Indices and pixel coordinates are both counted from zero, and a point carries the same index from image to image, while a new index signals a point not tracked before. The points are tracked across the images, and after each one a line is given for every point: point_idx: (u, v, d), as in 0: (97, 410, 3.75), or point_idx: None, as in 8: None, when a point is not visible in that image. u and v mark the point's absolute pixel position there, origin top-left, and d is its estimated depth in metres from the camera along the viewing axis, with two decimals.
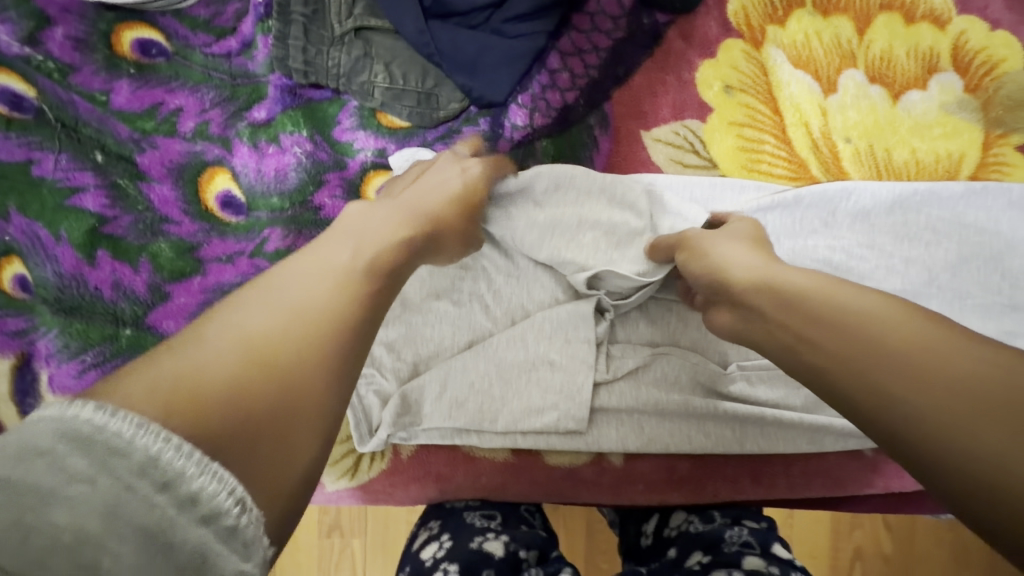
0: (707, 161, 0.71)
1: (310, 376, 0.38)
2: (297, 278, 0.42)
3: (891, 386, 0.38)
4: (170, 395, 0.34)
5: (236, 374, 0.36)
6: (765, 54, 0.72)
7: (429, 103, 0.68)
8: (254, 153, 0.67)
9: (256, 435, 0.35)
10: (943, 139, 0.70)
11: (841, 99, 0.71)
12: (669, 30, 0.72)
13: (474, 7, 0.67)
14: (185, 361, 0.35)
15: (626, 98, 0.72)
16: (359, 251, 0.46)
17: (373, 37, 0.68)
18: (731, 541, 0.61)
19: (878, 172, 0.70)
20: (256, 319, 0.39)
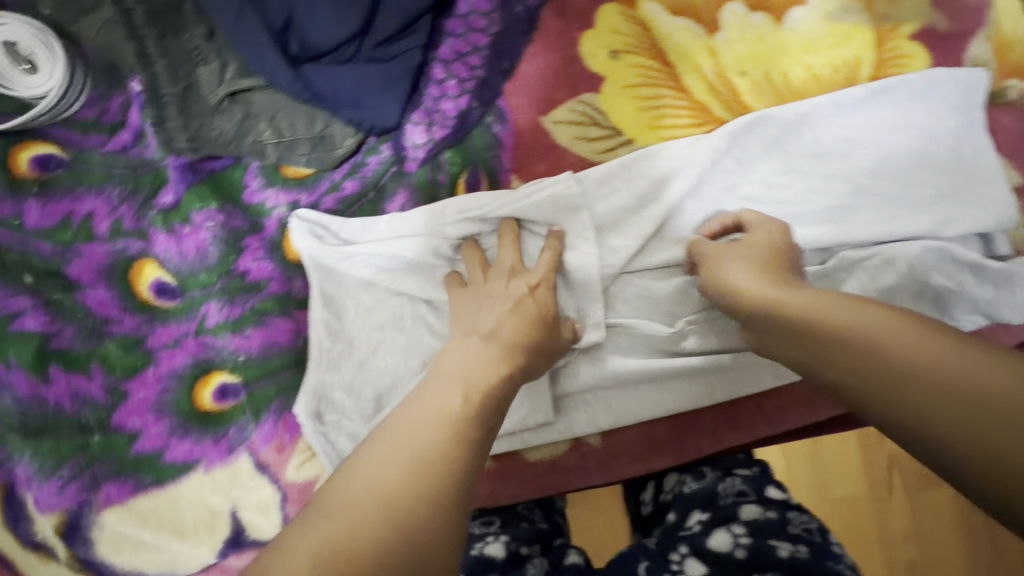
0: (610, 131, 0.71)
1: (434, 527, 0.39)
2: (404, 422, 0.45)
3: (880, 371, 0.40)
4: (319, 547, 0.36)
5: (372, 536, 0.37)
6: (642, 10, 0.72)
7: (324, 144, 0.69)
8: (171, 237, 0.68)
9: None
10: (836, 49, 0.69)
11: (727, 35, 0.71)
12: (543, 11, 0.72)
13: (341, 41, 0.66)
14: (323, 527, 0.37)
15: (518, 88, 0.71)
16: (456, 396, 0.48)
17: (251, 97, 0.68)
18: (726, 493, 0.63)
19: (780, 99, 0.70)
20: (382, 467, 0.41)
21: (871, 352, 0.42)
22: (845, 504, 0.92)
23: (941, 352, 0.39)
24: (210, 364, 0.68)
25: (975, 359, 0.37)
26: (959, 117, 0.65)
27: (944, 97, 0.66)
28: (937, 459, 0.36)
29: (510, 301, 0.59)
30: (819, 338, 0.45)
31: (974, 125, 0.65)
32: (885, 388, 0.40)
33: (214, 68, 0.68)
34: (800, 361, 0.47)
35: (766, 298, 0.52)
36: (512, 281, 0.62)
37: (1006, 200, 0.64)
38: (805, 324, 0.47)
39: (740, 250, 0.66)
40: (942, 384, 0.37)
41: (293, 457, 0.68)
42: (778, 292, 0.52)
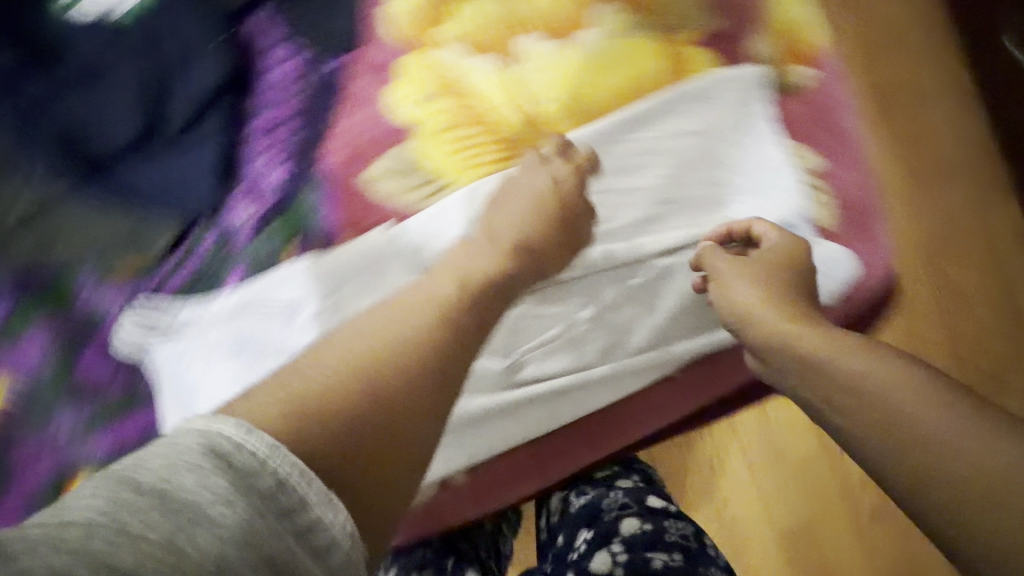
0: (429, 175, 0.73)
1: (411, 397, 0.47)
2: (389, 321, 0.52)
3: (900, 436, 0.47)
4: (289, 396, 0.44)
5: (360, 411, 0.45)
6: (436, 57, 0.75)
7: (140, 237, 0.68)
8: (12, 351, 0.70)
9: (366, 460, 0.44)
10: (621, 65, 0.71)
11: (525, 65, 0.73)
12: (343, 74, 0.75)
13: (126, 141, 0.74)
14: (292, 397, 0.44)
15: (331, 150, 0.73)
16: (451, 282, 0.58)
17: (60, 210, 0.73)
18: (609, 508, 0.78)
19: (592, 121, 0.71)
20: (325, 364, 0.48)
21: (897, 403, 0.48)
22: (802, 467, 1.04)
23: (936, 413, 0.47)
24: (66, 471, 0.68)
25: (960, 430, 0.45)
26: (738, 117, 0.69)
27: (722, 100, 0.69)
28: (910, 487, 0.45)
29: (533, 192, 0.67)
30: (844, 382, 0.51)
31: (758, 120, 0.69)
32: (908, 451, 0.46)
33: (18, 191, 0.73)
34: (831, 395, 0.52)
35: (766, 328, 0.59)
36: (495, 216, 0.67)
37: (791, 184, 0.69)
38: (849, 376, 0.51)
39: (562, 273, 0.68)
40: (977, 468, 0.43)
41: None
42: (802, 330, 0.57)
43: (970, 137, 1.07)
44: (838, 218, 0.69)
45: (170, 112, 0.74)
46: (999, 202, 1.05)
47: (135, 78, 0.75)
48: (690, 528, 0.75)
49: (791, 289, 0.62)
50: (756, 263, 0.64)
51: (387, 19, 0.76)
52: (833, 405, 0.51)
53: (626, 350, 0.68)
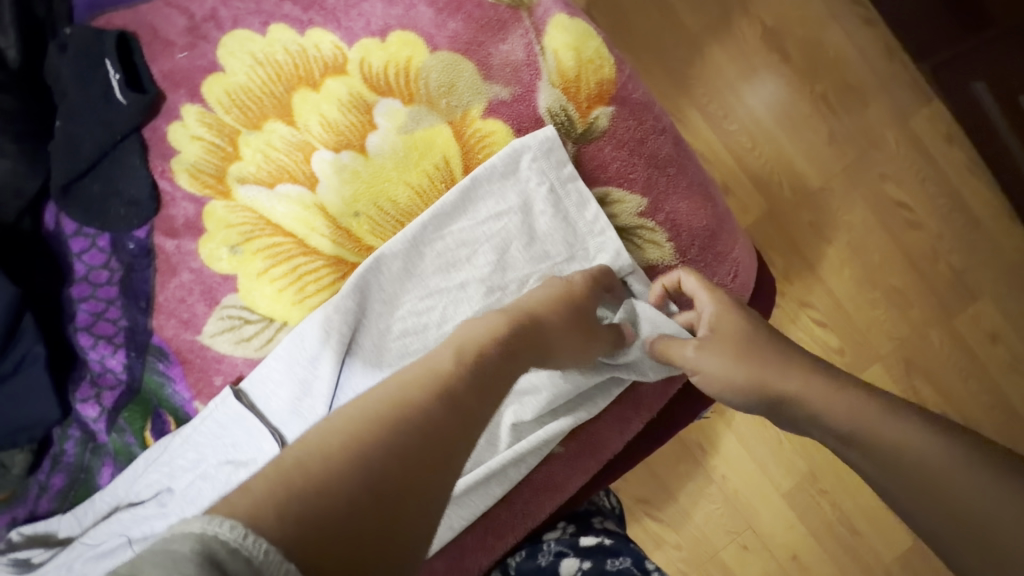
0: (264, 320, 0.71)
1: (416, 480, 0.40)
2: (410, 377, 0.46)
3: (941, 485, 0.49)
4: (273, 498, 0.35)
5: (354, 488, 0.37)
6: (240, 197, 0.71)
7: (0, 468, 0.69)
8: None
9: (374, 543, 0.36)
10: (424, 157, 0.68)
11: (327, 184, 0.70)
12: (154, 237, 0.72)
13: None
14: (282, 467, 0.37)
15: (166, 318, 0.71)
16: (459, 351, 0.49)
17: None
18: (547, 553, 0.68)
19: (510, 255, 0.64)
20: (363, 409, 0.42)
21: (909, 453, 0.51)
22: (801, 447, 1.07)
23: (946, 463, 0.49)
24: None
25: (958, 465, 0.49)
26: (546, 181, 0.66)
27: (527, 169, 0.66)
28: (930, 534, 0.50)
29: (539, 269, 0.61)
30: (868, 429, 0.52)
31: (573, 182, 0.66)
32: (932, 493, 0.49)
33: None
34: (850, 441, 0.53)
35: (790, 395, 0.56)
36: None
37: (618, 243, 0.66)
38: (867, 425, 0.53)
39: None
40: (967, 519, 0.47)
41: None
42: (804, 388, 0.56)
43: (814, 95, 1.13)
44: (674, 251, 0.68)
45: None
46: (884, 130, 1.12)
47: None
48: (631, 561, 0.65)
49: (765, 350, 0.59)
50: (734, 333, 0.60)
51: (177, 170, 0.71)
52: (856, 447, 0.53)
53: (502, 440, 0.68)
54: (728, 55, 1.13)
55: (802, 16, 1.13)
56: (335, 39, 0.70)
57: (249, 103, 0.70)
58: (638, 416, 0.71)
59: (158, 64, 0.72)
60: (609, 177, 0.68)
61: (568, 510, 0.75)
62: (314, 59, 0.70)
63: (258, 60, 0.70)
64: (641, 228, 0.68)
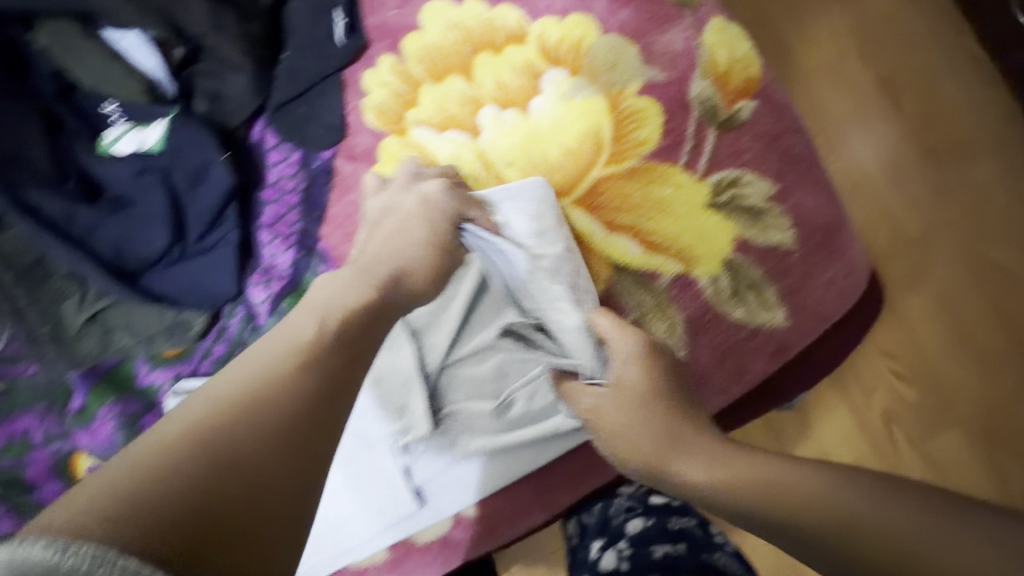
0: None
1: (254, 455, 0.45)
2: (229, 379, 0.50)
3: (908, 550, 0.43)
4: (106, 491, 0.41)
5: (193, 471, 0.43)
6: (414, 135, 0.83)
7: (181, 327, 0.80)
8: (88, 432, 0.82)
9: (234, 531, 0.43)
10: (578, 122, 0.78)
11: (488, 134, 0.81)
12: (336, 159, 0.85)
13: (162, 249, 0.76)
14: (123, 478, 0.42)
15: (333, 228, 0.84)
16: (323, 319, 0.56)
17: (110, 313, 0.76)
18: (619, 511, 0.87)
19: (637, 207, 0.75)
20: (220, 391, 0.49)
21: (872, 527, 0.45)
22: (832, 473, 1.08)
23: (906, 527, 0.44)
24: None
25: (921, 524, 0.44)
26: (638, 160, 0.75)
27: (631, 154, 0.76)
28: None
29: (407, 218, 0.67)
30: (824, 499, 0.48)
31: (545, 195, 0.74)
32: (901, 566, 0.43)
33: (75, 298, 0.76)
34: (801, 521, 0.47)
35: (666, 475, 0.55)
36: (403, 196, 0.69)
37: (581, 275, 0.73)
38: (801, 502, 0.48)
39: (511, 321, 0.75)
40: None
41: None
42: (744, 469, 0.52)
43: (928, 140, 1.16)
44: (794, 239, 0.73)
45: (200, 215, 0.77)
46: (996, 185, 1.14)
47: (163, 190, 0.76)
48: (692, 521, 0.83)
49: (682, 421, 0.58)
50: (640, 387, 0.60)
51: (366, 107, 0.84)
52: (829, 528, 0.46)
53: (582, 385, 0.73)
54: (846, 90, 1.19)
55: (925, 66, 1.19)
56: (520, 14, 0.81)
57: (438, 58, 0.82)
58: (738, 385, 0.73)
59: (368, 18, 0.85)
60: (743, 163, 0.74)
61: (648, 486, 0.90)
62: (499, 29, 0.81)
63: (452, 24, 0.83)
64: (766, 211, 0.74)
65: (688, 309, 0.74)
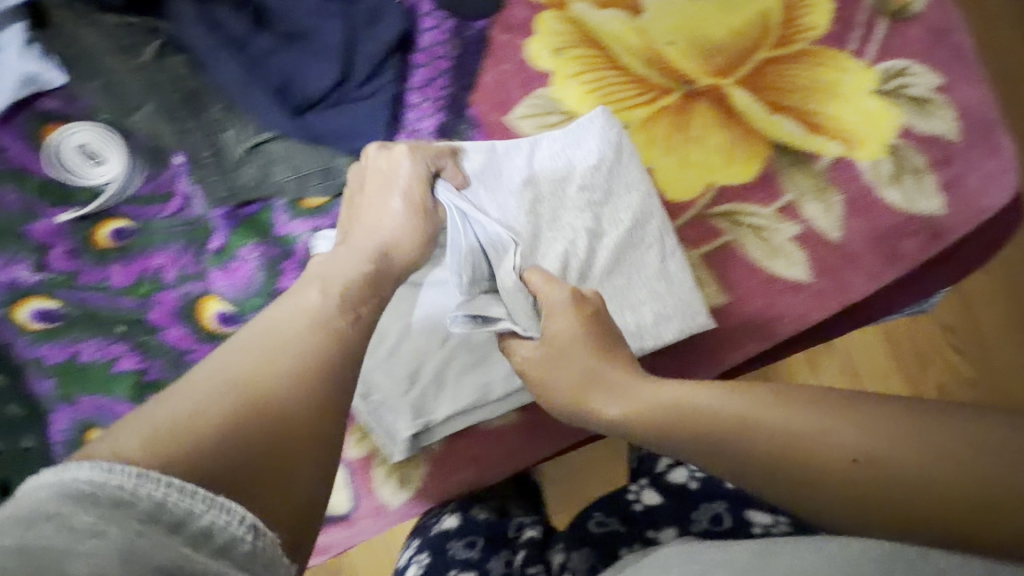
0: (566, 114, 0.82)
1: (291, 407, 0.48)
2: (219, 369, 0.49)
3: (926, 474, 0.45)
4: (151, 435, 0.43)
5: (213, 430, 0.45)
6: (574, 11, 0.83)
7: (331, 174, 0.80)
8: (225, 273, 0.82)
9: (266, 471, 0.45)
10: (747, 6, 0.79)
11: (652, 14, 0.82)
12: (492, 29, 0.85)
13: (326, 89, 0.78)
14: (146, 426, 0.44)
15: (483, 97, 0.84)
16: (326, 291, 0.58)
17: (270, 147, 0.80)
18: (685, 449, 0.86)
19: (803, 90, 0.77)
20: (230, 365, 0.49)
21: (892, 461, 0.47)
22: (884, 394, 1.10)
23: (904, 453, 0.46)
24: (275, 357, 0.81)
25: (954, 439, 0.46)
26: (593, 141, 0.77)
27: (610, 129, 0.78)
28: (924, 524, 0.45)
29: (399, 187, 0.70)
30: (808, 449, 0.49)
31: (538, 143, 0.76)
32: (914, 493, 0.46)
33: (236, 129, 0.80)
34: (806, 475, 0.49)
35: (585, 408, 0.59)
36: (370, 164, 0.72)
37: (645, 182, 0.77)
38: (801, 449, 0.49)
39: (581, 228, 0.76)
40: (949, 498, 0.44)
41: (351, 435, 0.81)
42: (763, 415, 0.51)
43: None
44: (959, 129, 0.76)
45: (365, 61, 0.80)
46: None
47: (339, 34, 0.79)
48: None
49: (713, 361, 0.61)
50: (569, 337, 0.61)
51: None
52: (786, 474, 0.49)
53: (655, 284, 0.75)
54: None
55: None
56: None
57: None
58: (885, 270, 0.75)
59: None
60: (910, 55, 0.76)
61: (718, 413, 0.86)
62: None
63: None
64: (930, 102, 0.76)
65: (847, 190, 0.76)
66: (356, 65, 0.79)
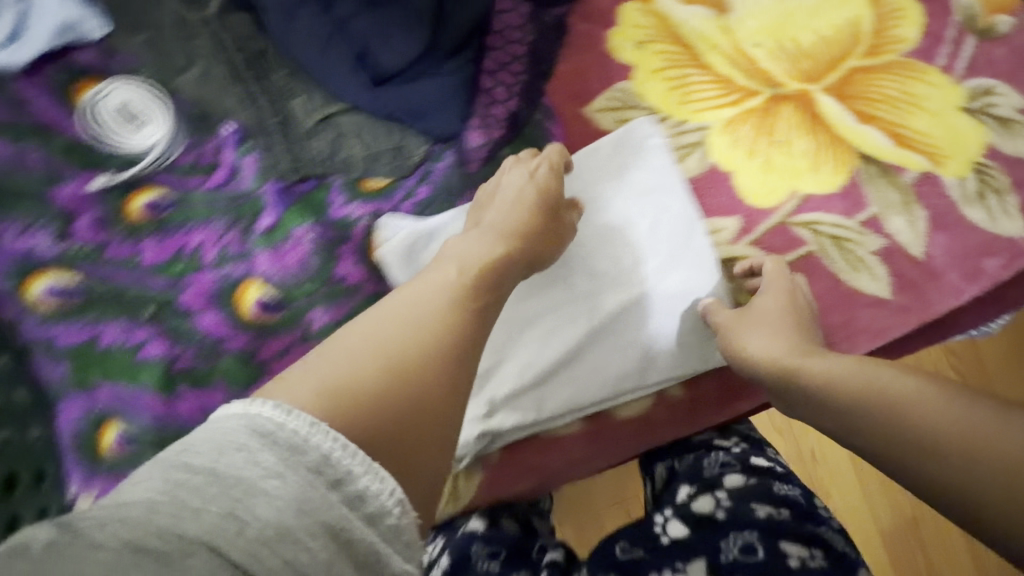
0: (647, 109, 0.79)
1: (435, 368, 0.49)
2: (340, 353, 0.48)
3: (976, 438, 0.48)
4: (322, 386, 0.45)
5: (370, 385, 0.46)
6: (658, 5, 0.81)
7: (402, 153, 0.74)
8: (273, 256, 0.75)
9: (417, 450, 0.46)
10: (839, 12, 0.78)
11: (739, 14, 0.79)
12: (571, 18, 0.82)
13: (405, 64, 0.75)
14: (326, 377, 0.46)
15: (560, 87, 0.80)
16: (463, 272, 0.57)
17: (338, 119, 0.77)
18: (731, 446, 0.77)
19: (891, 101, 0.76)
20: (380, 331, 0.50)
21: (927, 433, 0.50)
22: None
23: (944, 421, 0.50)
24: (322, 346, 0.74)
25: None
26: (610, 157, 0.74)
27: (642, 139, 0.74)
28: (976, 511, 0.46)
29: (512, 188, 0.68)
30: (897, 399, 0.53)
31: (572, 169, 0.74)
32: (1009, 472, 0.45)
33: (303, 99, 0.77)
34: (888, 439, 0.52)
35: (737, 345, 0.63)
36: (512, 172, 0.70)
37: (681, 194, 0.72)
38: (882, 415, 0.53)
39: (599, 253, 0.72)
40: None
41: None
42: (837, 371, 0.56)
43: None
44: None
45: (447, 38, 0.77)
46: None
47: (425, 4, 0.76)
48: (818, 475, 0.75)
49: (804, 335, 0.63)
50: (778, 312, 0.64)
51: None
52: (850, 433, 0.55)
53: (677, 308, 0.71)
54: None
55: None
56: None
57: None
58: (969, 288, 0.73)
59: None
60: (997, 74, 0.76)
61: (731, 423, 0.80)
62: None
63: None
64: (1016, 121, 0.75)
65: (931, 205, 0.74)
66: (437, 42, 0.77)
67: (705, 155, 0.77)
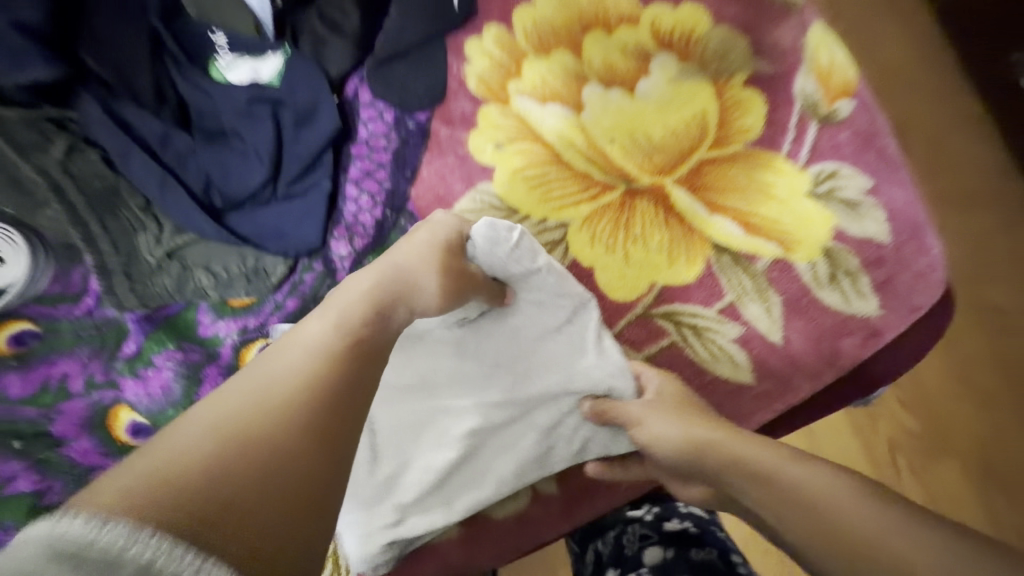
0: (507, 208, 0.80)
1: (285, 442, 0.44)
2: (180, 441, 0.42)
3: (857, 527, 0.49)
4: (146, 475, 0.40)
5: (206, 472, 0.41)
6: (515, 105, 0.83)
7: (258, 275, 0.78)
8: (139, 381, 0.75)
9: (298, 503, 0.43)
10: (686, 106, 0.81)
11: (591, 112, 0.82)
12: (433, 122, 0.83)
13: (255, 188, 0.77)
14: (151, 465, 0.41)
15: (423, 191, 0.82)
16: (326, 327, 0.54)
17: (185, 251, 0.78)
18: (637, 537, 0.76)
19: (740, 190, 0.78)
20: (220, 413, 0.45)
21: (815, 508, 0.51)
22: None
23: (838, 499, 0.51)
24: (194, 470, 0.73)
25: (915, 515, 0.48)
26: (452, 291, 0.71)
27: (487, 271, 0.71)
28: None
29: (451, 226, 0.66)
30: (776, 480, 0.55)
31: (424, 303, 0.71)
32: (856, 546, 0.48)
33: (150, 234, 0.78)
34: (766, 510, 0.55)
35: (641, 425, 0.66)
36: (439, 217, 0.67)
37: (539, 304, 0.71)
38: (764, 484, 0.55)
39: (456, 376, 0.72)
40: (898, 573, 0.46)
41: None
42: (733, 441, 0.59)
43: None
44: (887, 231, 0.75)
45: (297, 156, 0.78)
46: None
47: (271, 128, 0.78)
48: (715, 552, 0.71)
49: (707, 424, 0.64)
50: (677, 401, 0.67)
51: (468, 75, 0.84)
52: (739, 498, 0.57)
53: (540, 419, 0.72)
54: None
55: None
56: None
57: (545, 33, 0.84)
58: (831, 369, 0.74)
59: None
60: (844, 156, 0.78)
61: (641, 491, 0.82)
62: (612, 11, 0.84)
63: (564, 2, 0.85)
64: (862, 203, 0.76)
65: (785, 290, 0.76)
66: (288, 160, 0.79)
67: (566, 251, 0.79)
